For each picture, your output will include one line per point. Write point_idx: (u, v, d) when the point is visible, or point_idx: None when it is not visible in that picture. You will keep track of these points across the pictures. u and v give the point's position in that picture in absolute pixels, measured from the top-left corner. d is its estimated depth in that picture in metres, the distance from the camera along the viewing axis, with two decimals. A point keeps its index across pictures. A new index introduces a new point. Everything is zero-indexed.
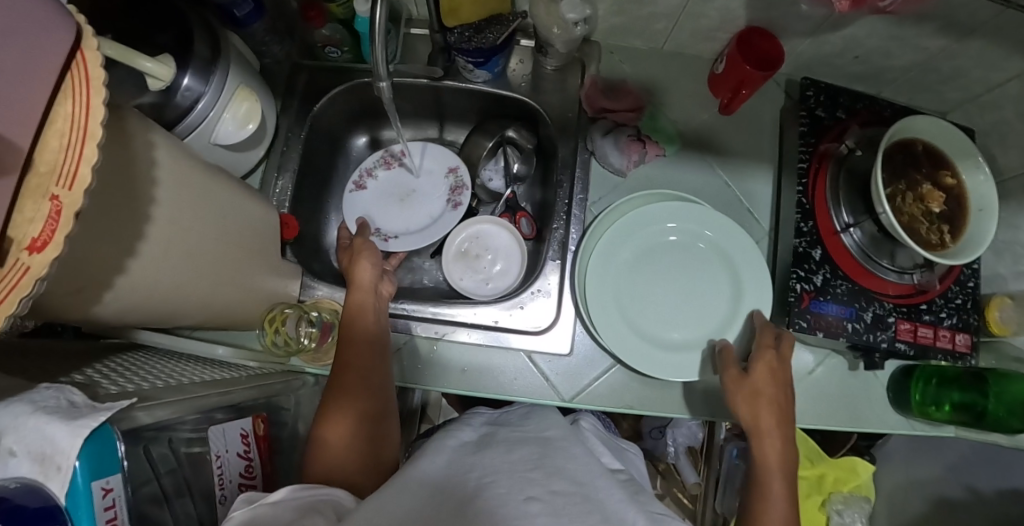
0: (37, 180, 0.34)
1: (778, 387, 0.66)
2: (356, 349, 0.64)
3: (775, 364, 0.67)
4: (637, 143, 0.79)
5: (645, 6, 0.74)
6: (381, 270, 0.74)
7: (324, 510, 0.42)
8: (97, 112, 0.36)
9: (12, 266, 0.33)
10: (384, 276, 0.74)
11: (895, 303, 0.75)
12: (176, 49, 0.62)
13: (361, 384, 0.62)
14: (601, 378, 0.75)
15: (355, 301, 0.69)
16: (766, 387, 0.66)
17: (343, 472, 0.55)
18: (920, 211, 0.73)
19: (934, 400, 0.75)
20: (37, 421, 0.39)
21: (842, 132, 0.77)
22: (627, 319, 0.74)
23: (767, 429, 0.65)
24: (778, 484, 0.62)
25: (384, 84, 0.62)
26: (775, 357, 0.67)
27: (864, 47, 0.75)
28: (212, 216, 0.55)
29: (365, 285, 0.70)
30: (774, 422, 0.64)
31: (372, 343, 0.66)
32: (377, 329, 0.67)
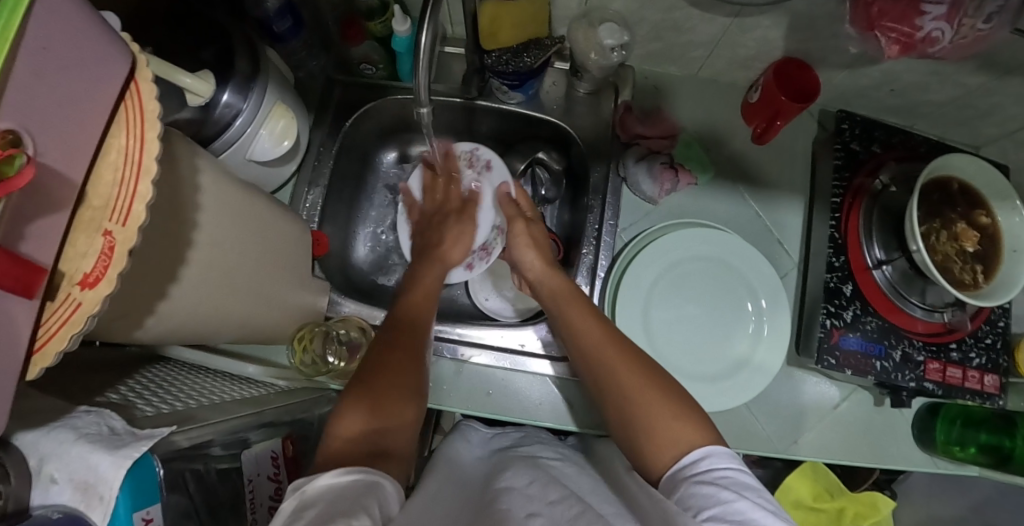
0: (91, 214, 0.34)
1: (593, 316, 0.65)
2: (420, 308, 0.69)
3: (581, 303, 0.67)
4: (670, 171, 0.78)
5: (682, 34, 0.74)
6: (466, 254, 0.84)
7: (366, 495, 0.40)
8: (151, 146, 0.35)
9: (65, 301, 0.33)
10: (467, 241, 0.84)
11: (924, 341, 0.74)
12: (216, 63, 0.62)
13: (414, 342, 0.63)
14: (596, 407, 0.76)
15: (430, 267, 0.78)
16: (591, 324, 0.64)
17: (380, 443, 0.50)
18: (953, 250, 0.72)
19: (958, 440, 0.76)
20: (81, 450, 0.39)
21: (877, 167, 0.77)
22: (663, 311, 0.75)
23: (607, 352, 0.60)
24: (651, 396, 0.54)
25: (426, 109, 0.63)
26: (571, 289, 0.70)
27: (900, 81, 0.73)
28: (250, 236, 0.55)
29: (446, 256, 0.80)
30: (611, 349, 0.60)
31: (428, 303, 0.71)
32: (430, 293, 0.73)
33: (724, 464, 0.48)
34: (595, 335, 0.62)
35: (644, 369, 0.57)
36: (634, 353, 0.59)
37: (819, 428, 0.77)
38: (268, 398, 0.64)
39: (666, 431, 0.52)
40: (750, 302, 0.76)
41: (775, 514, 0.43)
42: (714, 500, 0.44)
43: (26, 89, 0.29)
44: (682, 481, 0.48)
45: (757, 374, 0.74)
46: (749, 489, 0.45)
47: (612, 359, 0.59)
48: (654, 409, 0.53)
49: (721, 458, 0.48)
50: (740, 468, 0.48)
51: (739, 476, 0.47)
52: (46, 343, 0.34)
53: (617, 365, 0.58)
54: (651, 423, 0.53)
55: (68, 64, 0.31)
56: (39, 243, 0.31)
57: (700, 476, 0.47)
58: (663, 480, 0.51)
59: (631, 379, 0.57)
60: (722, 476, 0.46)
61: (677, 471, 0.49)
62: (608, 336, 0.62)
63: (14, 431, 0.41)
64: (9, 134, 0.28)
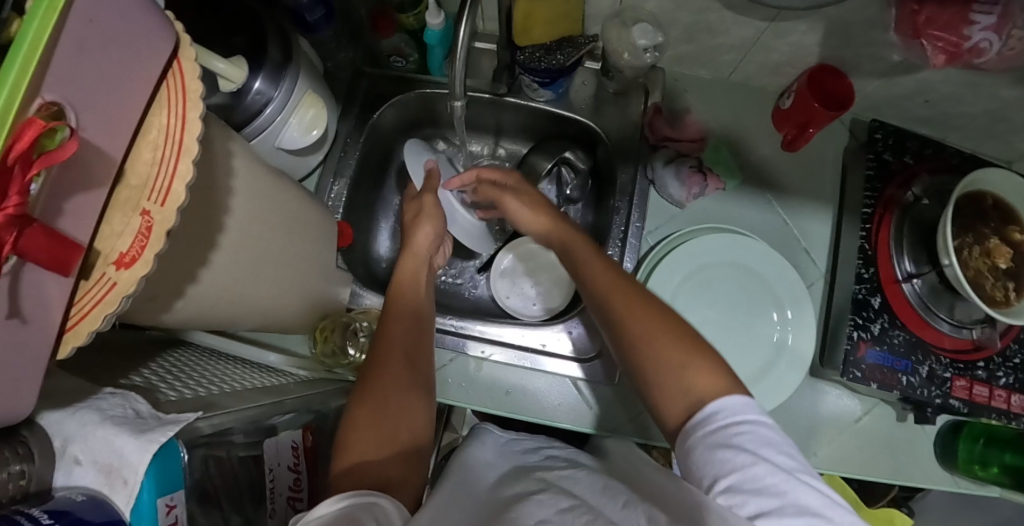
0: (128, 193, 0.33)
1: (602, 266, 0.62)
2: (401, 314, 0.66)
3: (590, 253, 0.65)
4: (698, 175, 0.78)
5: (716, 36, 0.73)
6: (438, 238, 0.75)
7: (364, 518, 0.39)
8: (192, 126, 0.34)
9: (99, 281, 0.32)
10: (439, 249, 0.77)
11: (951, 358, 0.73)
12: (249, 50, 0.61)
13: (400, 355, 0.60)
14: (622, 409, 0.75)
15: (407, 268, 0.72)
16: (601, 275, 0.62)
17: (383, 472, 0.48)
18: (985, 266, 0.70)
19: (980, 459, 0.73)
20: (105, 433, 0.38)
21: (910, 178, 0.75)
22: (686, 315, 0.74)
23: (620, 301, 0.58)
24: (667, 348, 0.52)
25: (458, 103, 0.62)
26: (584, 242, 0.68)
27: (936, 92, 0.72)
28: (276, 223, 0.54)
29: (417, 251, 0.73)
30: (626, 297, 0.58)
31: (417, 312, 0.68)
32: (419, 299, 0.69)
33: (740, 417, 0.46)
34: (610, 281, 0.60)
35: (661, 321, 0.54)
36: (648, 301, 0.57)
37: (838, 441, 0.76)
38: (288, 387, 0.64)
39: (686, 381, 0.50)
40: (775, 312, 0.75)
41: (795, 475, 0.42)
42: (731, 467, 0.43)
43: (68, 63, 0.28)
44: (694, 437, 0.47)
45: (779, 384, 0.72)
46: (767, 446, 0.44)
47: (622, 305, 0.57)
48: (663, 351, 0.52)
49: (736, 411, 0.46)
50: (756, 417, 0.46)
51: (757, 430, 0.45)
52: (78, 323, 0.33)
53: (629, 310, 0.56)
54: (665, 374, 0.51)
55: (114, 39, 0.30)
56: (77, 219, 0.31)
57: (713, 430, 0.46)
58: (679, 433, 0.49)
59: (643, 325, 0.54)
60: (737, 433, 0.45)
61: (689, 420, 0.48)
62: (623, 285, 0.59)
63: (40, 410, 0.41)
64: (53, 106, 0.28)
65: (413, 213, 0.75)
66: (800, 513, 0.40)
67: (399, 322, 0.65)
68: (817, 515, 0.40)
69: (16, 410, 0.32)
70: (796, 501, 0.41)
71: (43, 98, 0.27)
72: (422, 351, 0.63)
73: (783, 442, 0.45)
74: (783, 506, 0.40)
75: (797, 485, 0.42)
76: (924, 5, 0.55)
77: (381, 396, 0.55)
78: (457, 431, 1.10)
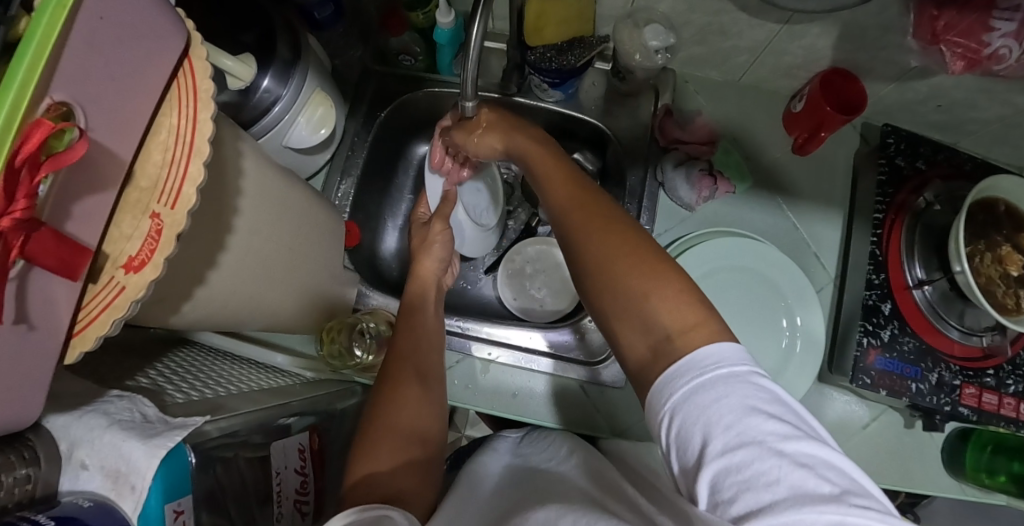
0: (138, 195, 0.33)
1: (561, 180, 0.56)
2: (411, 331, 0.66)
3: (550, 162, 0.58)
4: (709, 178, 0.77)
5: (729, 38, 0.72)
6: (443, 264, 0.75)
7: None
8: (203, 126, 0.33)
9: (109, 284, 0.32)
10: (447, 270, 0.77)
11: (961, 365, 0.72)
12: (259, 47, 0.61)
13: (411, 371, 0.60)
14: (629, 411, 0.75)
15: (415, 289, 0.72)
16: (559, 190, 0.55)
17: (394, 484, 0.48)
18: (997, 274, 0.70)
19: (987, 467, 0.73)
20: (113, 437, 0.37)
21: (921, 185, 0.75)
22: None
23: (579, 218, 0.52)
24: (628, 272, 0.46)
25: (469, 103, 0.62)
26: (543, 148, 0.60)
27: (949, 97, 0.71)
28: (284, 224, 0.54)
29: (427, 278, 0.73)
30: (586, 211, 0.51)
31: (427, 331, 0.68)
32: (432, 318, 0.70)
33: (715, 386, 0.38)
34: (568, 196, 0.54)
35: (623, 237, 0.48)
36: (609, 211, 0.51)
37: (847, 448, 0.75)
38: (293, 388, 0.63)
39: (647, 306, 0.45)
40: (784, 317, 0.74)
41: (784, 449, 0.34)
42: (710, 451, 0.36)
43: (78, 62, 0.27)
44: (665, 416, 0.40)
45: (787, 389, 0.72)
46: (747, 414, 0.36)
47: (581, 215, 0.52)
48: (621, 266, 0.47)
49: (705, 374, 0.39)
50: (731, 376, 0.39)
51: (738, 398, 0.37)
52: (86, 327, 0.32)
53: (586, 220, 0.51)
54: (626, 300, 0.46)
55: (125, 38, 0.29)
56: (85, 222, 0.30)
57: (689, 412, 0.38)
58: (654, 408, 0.42)
59: (604, 245, 0.48)
60: (715, 410, 0.37)
61: (662, 394, 0.41)
62: (582, 199, 0.53)
63: (46, 413, 0.40)
64: (62, 106, 0.27)
65: (420, 239, 0.75)
66: (799, 498, 0.32)
67: (405, 332, 0.65)
68: (824, 494, 0.32)
69: (22, 416, 0.31)
70: (792, 485, 0.33)
71: (52, 98, 0.26)
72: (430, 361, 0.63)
73: (768, 405, 0.37)
74: (776, 495, 0.33)
75: (789, 462, 0.34)
76: (944, 11, 0.55)
77: (393, 413, 0.55)
78: (461, 431, 1.09)
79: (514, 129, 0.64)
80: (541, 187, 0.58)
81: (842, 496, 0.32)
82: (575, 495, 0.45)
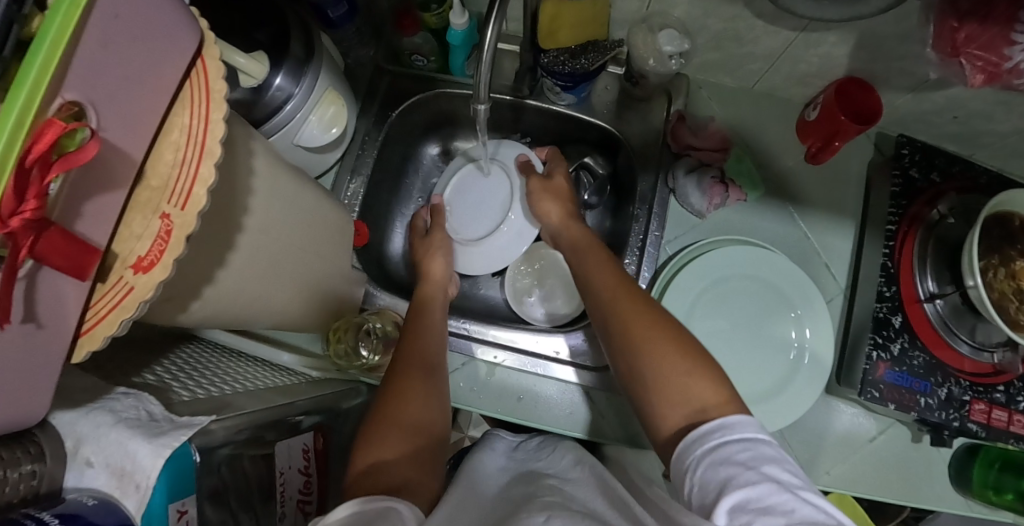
0: (148, 195, 0.32)
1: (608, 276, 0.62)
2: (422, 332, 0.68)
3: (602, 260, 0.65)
4: (721, 186, 0.76)
5: (745, 45, 0.71)
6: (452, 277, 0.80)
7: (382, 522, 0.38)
8: (215, 128, 0.33)
9: (118, 284, 0.31)
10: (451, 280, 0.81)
11: (970, 380, 0.71)
12: (272, 45, 0.60)
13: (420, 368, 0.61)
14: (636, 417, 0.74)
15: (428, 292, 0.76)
16: (604, 283, 0.61)
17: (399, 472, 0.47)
18: (1011, 289, 0.68)
19: (995, 484, 0.72)
20: (119, 435, 0.37)
21: (936, 197, 0.74)
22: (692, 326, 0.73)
23: (620, 308, 0.56)
24: (663, 350, 0.49)
25: (482, 106, 0.61)
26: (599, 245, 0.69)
27: (965, 109, 0.70)
28: (294, 224, 0.53)
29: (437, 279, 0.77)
30: (627, 303, 0.56)
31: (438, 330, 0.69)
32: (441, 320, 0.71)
33: (741, 437, 0.41)
34: (613, 287, 0.59)
35: (660, 322, 0.52)
36: (651, 305, 0.55)
37: (851, 460, 0.75)
38: (300, 387, 0.63)
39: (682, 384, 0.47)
40: (794, 329, 0.74)
41: (800, 493, 0.36)
42: (728, 484, 0.37)
43: (92, 61, 0.27)
44: (689, 464, 0.41)
45: (794, 403, 0.71)
46: (768, 463, 0.38)
47: (623, 306, 0.56)
48: (658, 350, 0.49)
49: (732, 430, 0.41)
50: (756, 437, 0.41)
51: (762, 450, 0.39)
52: (94, 327, 0.32)
53: (629, 309, 0.55)
54: (660, 377, 0.48)
55: (139, 38, 0.29)
56: (95, 222, 0.30)
57: (715, 456, 0.40)
58: (676, 460, 0.44)
59: (642, 328, 0.52)
60: (740, 453, 0.39)
61: (688, 444, 0.43)
62: (627, 291, 0.58)
63: (53, 409, 0.40)
64: (74, 106, 0.27)
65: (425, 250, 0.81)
66: None
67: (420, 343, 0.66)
68: None
69: (30, 413, 0.31)
70: (805, 517, 0.34)
71: (64, 98, 0.26)
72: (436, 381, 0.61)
73: (789, 463, 0.39)
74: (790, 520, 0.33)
75: (804, 501, 0.35)
76: (964, 23, 0.54)
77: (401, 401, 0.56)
78: (464, 430, 1.09)
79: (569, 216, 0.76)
80: (587, 283, 0.63)
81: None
82: (579, 509, 0.45)
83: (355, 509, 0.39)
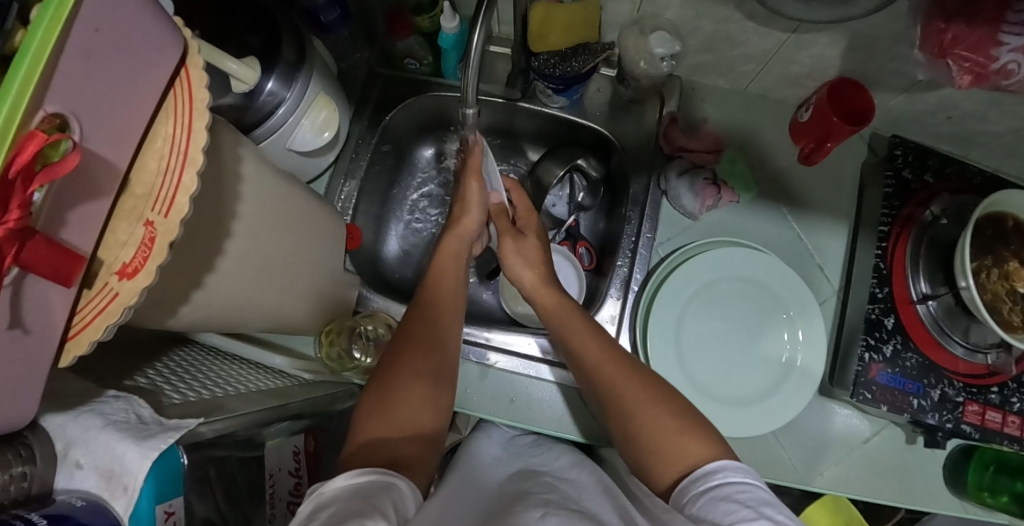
0: (133, 203, 0.33)
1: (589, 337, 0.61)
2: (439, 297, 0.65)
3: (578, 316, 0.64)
4: (713, 188, 0.76)
5: (736, 46, 0.72)
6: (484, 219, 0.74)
7: (380, 499, 0.39)
8: (198, 136, 0.33)
9: (103, 290, 0.32)
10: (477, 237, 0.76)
11: (964, 382, 0.71)
12: (263, 51, 0.61)
13: (427, 336, 0.59)
14: None
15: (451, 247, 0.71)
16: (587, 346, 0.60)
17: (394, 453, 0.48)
18: (1004, 290, 0.68)
19: (990, 486, 0.73)
20: (107, 437, 0.38)
21: (929, 198, 0.74)
22: (683, 332, 0.73)
23: (610, 379, 0.56)
24: (666, 427, 0.51)
25: (470, 111, 0.62)
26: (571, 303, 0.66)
27: (959, 109, 0.69)
28: (284, 229, 0.54)
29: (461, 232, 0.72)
30: (616, 372, 0.56)
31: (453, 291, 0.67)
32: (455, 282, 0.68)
33: (739, 479, 0.44)
34: (597, 351, 0.59)
35: (658, 397, 0.53)
36: (644, 376, 0.56)
37: (843, 462, 0.74)
38: (292, 390, 0.64)
39: (682, 455, 0.49)
40: (786, 332, 0.74)
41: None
42: (727, 518, 0.41)
43: (74, 73, 0.28)
44: (691, 498, 0.45)
45: (784, 407, 0.71)
46: (764, 505, 0.42)
47: (611, 377, 0.56)
48: (657, 428, 0.51)
49: (731, 471, 0.45)
50: (752, 479, 0.44)
51: (757, 492, 0.43)
52: (81, 332, 0.32)
53: (619, 381, 0.55)
54: (659, 447, 0.50)
55: (122, 49, 0.29)
56: (80, 230, 0.30)
57: (716, 493, 0.43)
58: (674, 494, 0.47)
59: (639, 402, 0.53)
60: (739, 493, 0.43)
61: (688, 483, 0.46)
62: (614, 359, 0.58)
63: (43, 412, 0.41)
64: (56, 117, 0.28)
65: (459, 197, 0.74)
66: None
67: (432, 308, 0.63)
68: None
69: (17, 416, 0.32)
70: None
71: (45, 111, 0.27)
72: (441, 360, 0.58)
73: (782, 508, 0.42)
74: None
75: None
76: (952, 24, 0.54)
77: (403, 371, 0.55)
78: (460, 431, 1.09)
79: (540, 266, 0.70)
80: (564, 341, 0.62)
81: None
82: (566, 509, 0.45)
83: (354, 481, 0.40)
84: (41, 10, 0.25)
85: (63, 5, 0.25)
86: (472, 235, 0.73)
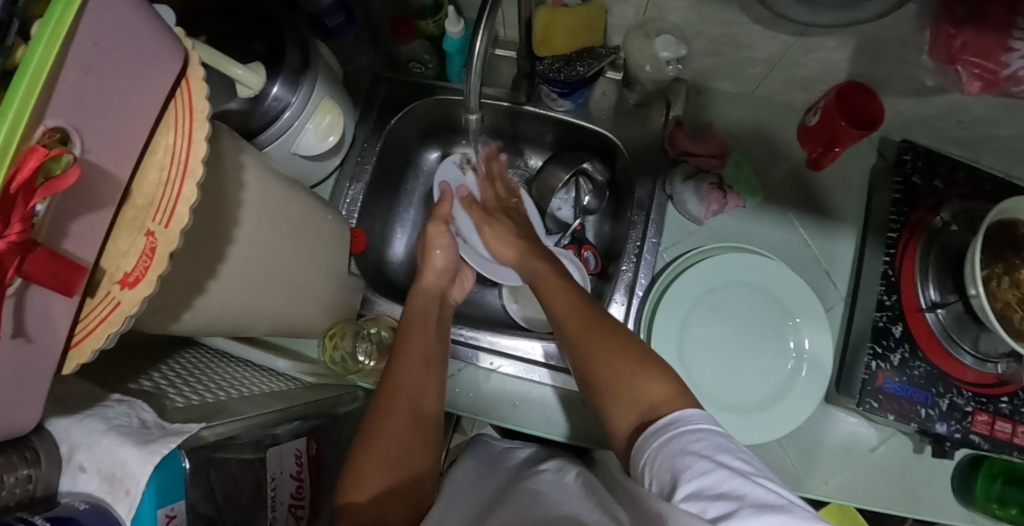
0: (134, 213, 0.33)
1: (560, 291, 0.65)
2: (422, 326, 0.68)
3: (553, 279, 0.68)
4: (719, 192, 0.76)
5: (742, 50, 0.71)
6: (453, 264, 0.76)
7: None
8: (198, 147, 0.34)
9: (105, 299, 0.32)
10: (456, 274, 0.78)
11: (973, 391, 0.70)
12: (268, 56, 0.61)
13: (420, 374, 0.62)
14: None
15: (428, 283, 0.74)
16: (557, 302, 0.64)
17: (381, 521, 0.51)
18: (1015, 298, 0.67)
19: (998, 498, 0.72)
20: (110, 442, 0.38)
21: (939, 203, 0.73)
22: (688, 334, 0.73)
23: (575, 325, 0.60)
24: (619, 363, 0.54)
25: (473, 116, 0.62)
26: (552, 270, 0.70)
27: (970, 114, 0.68)
28: (288, 236, 0.54)
29: (439, 271, 0.75)
30: (579, 318, 0.60)
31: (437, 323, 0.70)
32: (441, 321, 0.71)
33: (694, 429, 0.45)
34: (565, 304, 0.63)
35: (613, 336, 0.57)
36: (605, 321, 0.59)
37: (849, 470, 0.74)
38: (296, 393, 0.64)
39: (633, 388, 0.52)
40: (792, 339, 0.73)
41: (754, 478, 0.39)
42: (684, 473, 0.41)
43: (74, 87, 0.28)
44: (652, 454, 0.46)
45: (790, 414, 0.70)
46: (721, 452, 0.42)
47: (576, 325, 0.60)
48: (614, 369, 0.54)
49: (688, 425, 0.46)
50: (708, 430, 0.45)
51: (713, 440, 0.44)
52: (83, 340, 0.33)
53: (583, 326, 0.59)
54: (617, 387, 0.53)
55: (121, 62, 0.30)
56: (81, 241, 0.31)
57: (673, 446, 0.44)
58: (635, 452, 0.49)
59: (596, 342, 0.57)
60: (695, 443, 0.44)
61: (648, 441, 0.47)
62: (579, 309, 0.62)
63: (49, 416, 0.41)
64: (57, 131, 0.28)
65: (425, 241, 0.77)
66: (758, 507, 0.36)
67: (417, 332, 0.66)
68: (777, 508, 0.36)
69: (21, 423, 0.32)
70: (754, 497, 0.37)
71: (46, 125, 0.27)
72: (419, 372, 0.62)
73: (740, 453, 0.43)
74: (739, 501, 0.37)
75: (756, 484, 0.39)
76: (961, 30, 0.53)
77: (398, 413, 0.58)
78: (466, 433, 1.10)
79: (529, 263, 0.73)
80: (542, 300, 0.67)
81: (798, 512, 0.36)
82: (564, 518, 0.45)
83: None
84: (42, 24, 0.26)
85: (64, 20, 0.26)
86: (443, 275, 0.75)
